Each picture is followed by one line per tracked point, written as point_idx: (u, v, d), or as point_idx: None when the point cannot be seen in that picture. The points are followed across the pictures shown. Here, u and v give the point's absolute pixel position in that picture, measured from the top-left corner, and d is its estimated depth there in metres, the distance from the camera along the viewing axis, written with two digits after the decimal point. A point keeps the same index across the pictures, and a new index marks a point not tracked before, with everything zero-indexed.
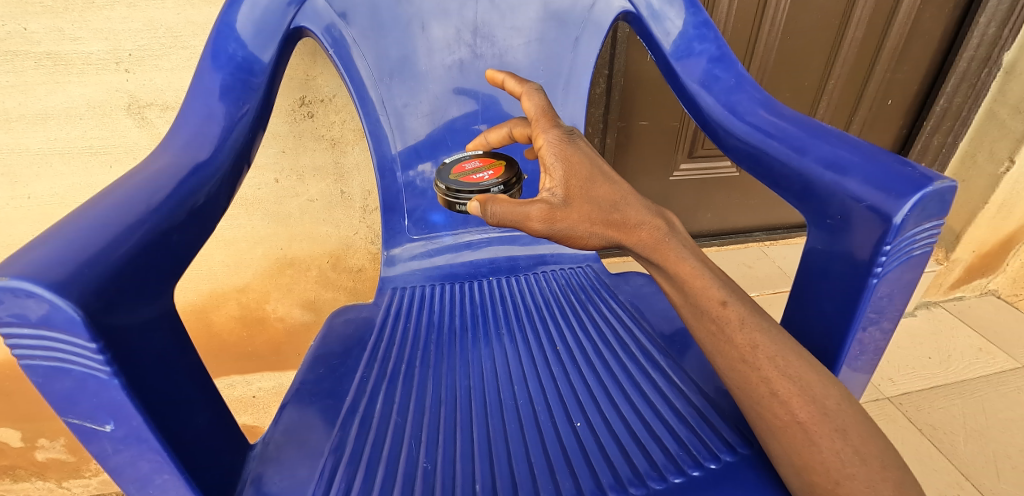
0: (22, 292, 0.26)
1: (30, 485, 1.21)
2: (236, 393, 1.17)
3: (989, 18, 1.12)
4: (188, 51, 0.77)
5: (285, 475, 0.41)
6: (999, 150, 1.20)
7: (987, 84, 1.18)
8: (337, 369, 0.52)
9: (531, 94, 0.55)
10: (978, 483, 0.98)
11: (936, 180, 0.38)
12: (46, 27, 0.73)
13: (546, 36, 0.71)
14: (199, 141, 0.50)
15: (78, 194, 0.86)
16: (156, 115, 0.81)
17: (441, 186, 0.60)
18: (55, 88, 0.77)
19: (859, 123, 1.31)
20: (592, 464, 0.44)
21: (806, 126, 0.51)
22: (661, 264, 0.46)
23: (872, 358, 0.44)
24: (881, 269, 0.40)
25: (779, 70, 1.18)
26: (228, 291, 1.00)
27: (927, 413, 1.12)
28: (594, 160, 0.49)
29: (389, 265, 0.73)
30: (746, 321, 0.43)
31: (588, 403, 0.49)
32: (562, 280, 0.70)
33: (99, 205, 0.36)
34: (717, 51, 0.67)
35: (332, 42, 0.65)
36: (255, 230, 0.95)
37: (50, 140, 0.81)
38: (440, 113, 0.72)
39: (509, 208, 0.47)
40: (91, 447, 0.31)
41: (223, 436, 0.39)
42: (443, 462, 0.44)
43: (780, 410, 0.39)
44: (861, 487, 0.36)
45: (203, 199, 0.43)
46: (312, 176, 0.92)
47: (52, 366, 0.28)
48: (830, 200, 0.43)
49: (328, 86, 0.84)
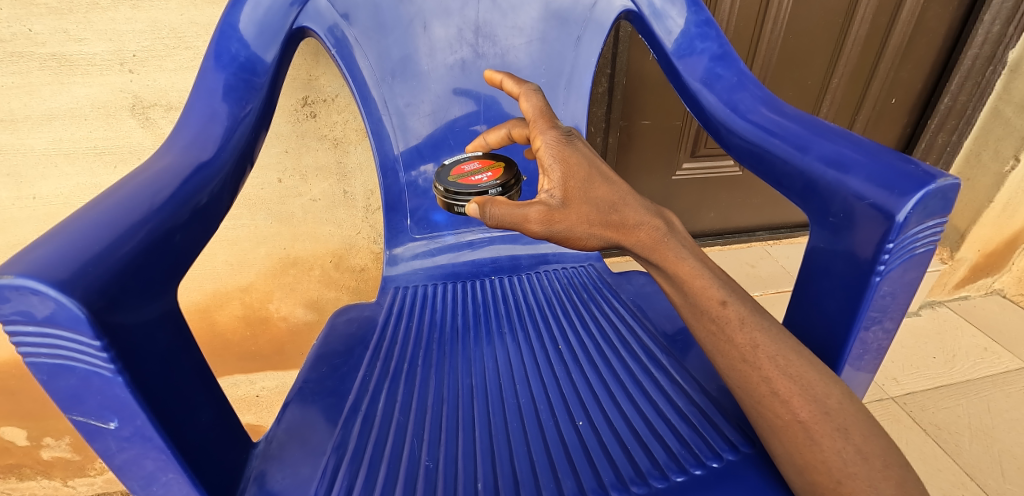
0: (27, 290, 0.27)
1: (36, 484, 1.22)
2: (239, 392, 1.17)
3: (994, 16, 1.11)
4: (192, 52, 0.78)
5: (287, 473, 0.41)
6: (1004, 148, 1.20)
7: (993, 81, 1.17)
8: (340, 368, 0.52)
9: (528, 95, 0.55)
10: (983, 483, 0.97)
11: (939, 177, 0.38)
12: (50, 28, 0.73)
13: (548, 35, 0.71)
14: (202, 140, 0.50)
15: (82, 194, 0.87)
16: (160, 115, 0.82)
17: (440, 188, 0.60)
18: (59, 89, 0.77)
19: (863, 122, 1.30)
20: (594, 462, 0.44)
21: (808, 124, 0.51)
22: (660, 264, 0.46)
23: (874, 358, 0.44)
24: (884, 267, 0.40)
25: (783, 68, 1.18)
26: (231, 290, 1.01)
27: (932, 412, 1.12)
28: (593, 161, 0.49)
29: (391, 265, 0.73)
30: (746, 320, 0.43)
31: (589, 401, 0.49)
32: (564, 279, 0.69)
33: (102, 205, 0.36)
34: (719, 50, 0.66)
35: (334, 42, 0.66)
36: (259, 230, 0.95)
37: (56, 141, 0.81)
38: (442, 112, 0.72)
39: (507, 210, 0.47)
40: (96, 446, 0.31)
41: (226, 432, 0.39)
42: (445, 461, 0.44)
43: (781, 409, 0.39)
44: (864, 486, 0.35)
45: (207, 198, 0.44)
46: (314, 176, 0.92)
47: (57, 363, 0.28)
48: (833, 198, 0.43)
49: (331, 86, 0.85)
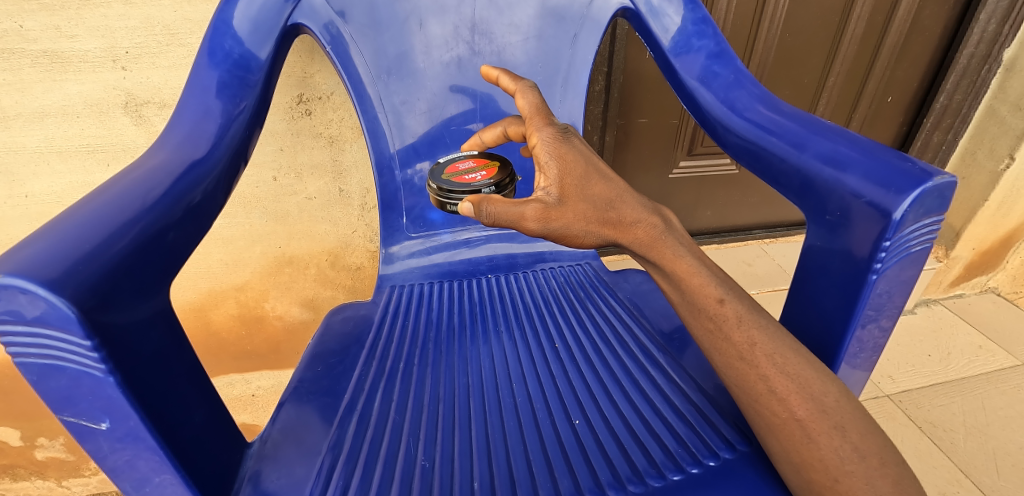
0: (16, 290, 0.26)
1: (29, 484, 1.21)
2: (235, 392, 1.17)
3: (989, 15, 1.11)
4: (186, 49, 0.77)
5: (282, 473, 0.41)
6: (999, 147, 1.20)
7: (988, 80, 1.17)
8: (335, 367, 0.52)
9: (525, 92, 0.55)
10: (978, 481, 0.98)
11: (935, 175, 0.38)
12: (42, 24, 0.72)
13: (545, 33, 0.71)
14: (196, 138, 0.49)
15: (76, 193, 0.86)
16: (153, 113, 0.81)
17: (433, 186, 0.60)
18: (51, 86, 0.77)
19: (859, 120, 1.30)
20: (592, 462, 0.43)
21: (805, 122, 0.51)
22: (658, 262, 0.46)
23: (871, 356, 0.44)
24: (881, 265, 0.40)
25: (779, 66, 1.18)
26: (226, 289, 1.00)
27: (927, 410, 1.12)
28: (589, 158, 0.48)
29: (387, 263, 0.73)
30: (743, 318, 0.42)
31: (587, 401, 0.49)
32: (561, 278, 0.69)
33: (92, 203, 0.35)
34: (716, 47, 0.66)
35: (329, 39, 0.65)
36: (254, 228, 0.95)
37: (48, 139, 0.80)
38: (438, 110, 0.71)
39: (504, 207, 0.46)
40: (88, 447, 0.31)
41: (220, 431, 0.38)
42: (441, 460, 0.44)
43: (778, 407, 0.39)
44: (860, 484, 0.35)
45: (200, 196, 0.43)
46: (310, 174, 0.92)
47: (47, 363, 0.28)
48: (830, 196, 0.43)
49: (326, 83, 0.84)
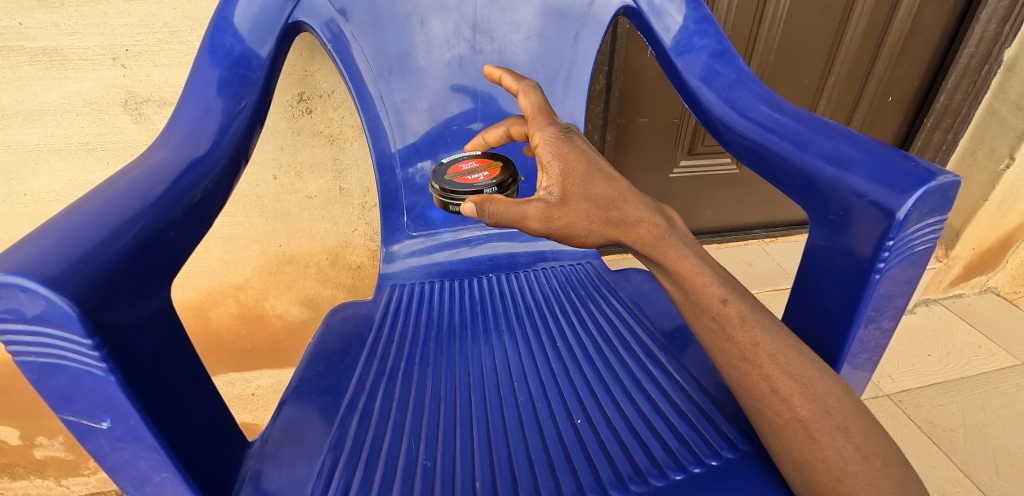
0: (16, 288, 0.26)
1: (28, 483, 1.21)
2: (235, 390, 1.17)
3: (989, 15, 1.11)
4: (186, 47, 0.77)
5: (283, 472, 0.41)
6: (999, 147, 1.20)
7: (988, 80, 1.17)
8: (336, 366, 0.52)
9: (527, 92, 0.55)
10: (978, 480, 0.98)
11: (939, 175, 0.38)
12: (42, 22, 0.72)
13: (546, 32, 0.70)
14: (196, 136, 0.49)
15: (75, 191, 0.86)
16: (153, 111, 0.81)
17: (436, 187, 0.60)
18: (51, 84, 0.76)
19: (859, 119, 1.31)
20: (593, 461, 0.43)
21: (807, 122, 0.51)
22: (661, 261, 0.45)
23: (872, 356, 0.44)
24: (883, 264, 0.40)
25: (779, 65, 1.18)
26: (226, 288, 1.00)
27: (927, 409, 1.12)
28: (592, 157, 0.48)
29: (388, 262, 0.72)
30: (746, 317, 0.42)
31: (588, 399, 0.49)
32: (562, 277, 0.69)
33: (92, 202, 0.35)
34: (718, 47, 0.66)
35: (330, 37, 0.65)
36: (254, 227, 0.95)
37: (47, 136, 0.80)
38: (440, 109, 0.71)
39: (506, 207, 0.46)
40: (88, 446, 0.31)
41: (221, 430, 0.38)
42: (442, 459, 0.44)
43: (781, 407, 0.39)
44: (863, 484, 0.35)
45: (201, 194, 0.43)
46: (310, 172, 0.92)
47: (47, 362, 0.28)
48: (832, 195, 0.43)
49: (327, 81, 0.84)
